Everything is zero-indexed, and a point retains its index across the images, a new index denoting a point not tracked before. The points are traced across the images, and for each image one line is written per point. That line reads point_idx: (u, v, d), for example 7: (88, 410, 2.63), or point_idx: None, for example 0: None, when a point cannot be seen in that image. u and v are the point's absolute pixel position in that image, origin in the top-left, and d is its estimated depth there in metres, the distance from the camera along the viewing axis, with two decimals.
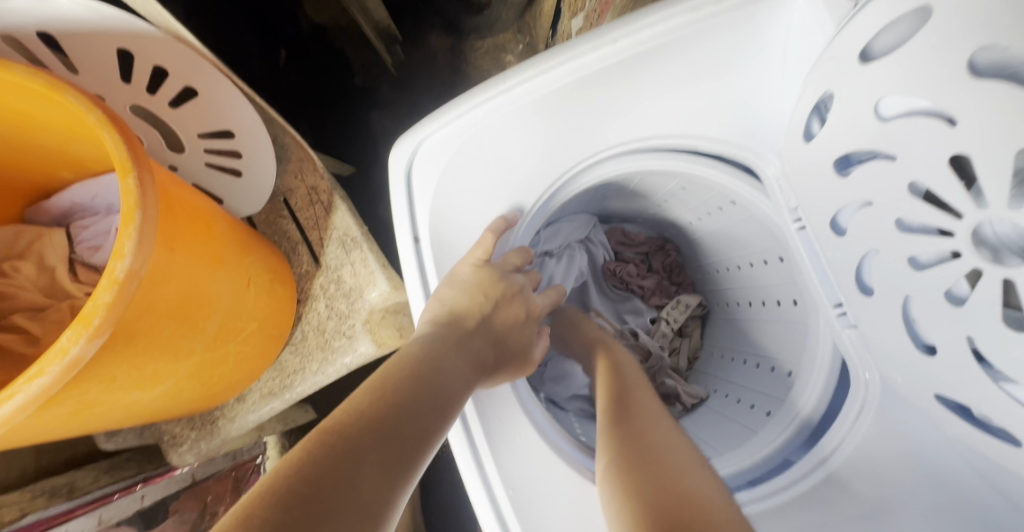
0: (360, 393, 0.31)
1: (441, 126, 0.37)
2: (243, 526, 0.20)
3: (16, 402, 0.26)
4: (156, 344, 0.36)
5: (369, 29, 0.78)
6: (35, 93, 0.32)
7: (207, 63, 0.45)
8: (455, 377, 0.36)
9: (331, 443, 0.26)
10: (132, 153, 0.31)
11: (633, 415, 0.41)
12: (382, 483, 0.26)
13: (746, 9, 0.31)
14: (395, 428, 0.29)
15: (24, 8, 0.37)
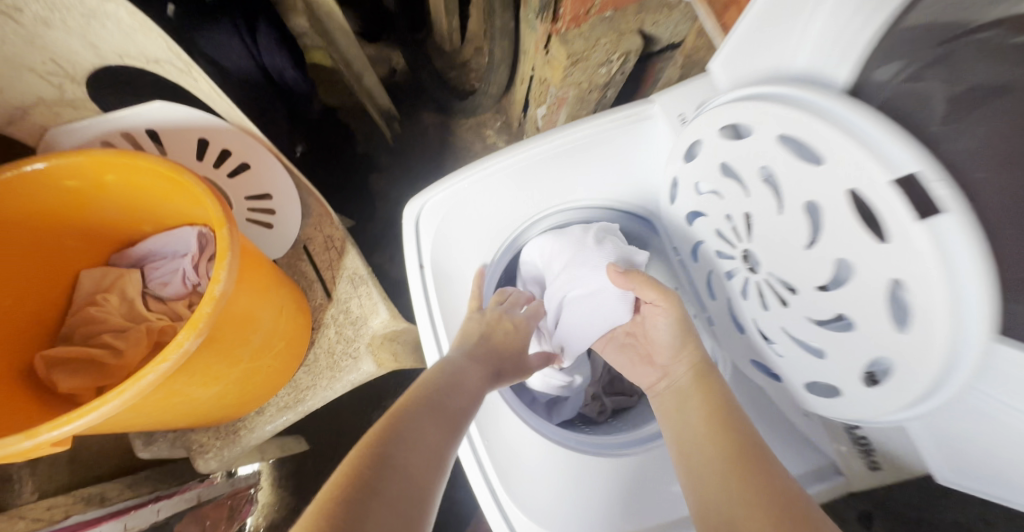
0: (415, 387, 0.45)
1: (441, 190, 0.52)
2: (362, 451, 0.35)
3: (149, 378, 0.39)
4: (223, 349, 0.49)
5: (372, 109, 0.96)
6: (159, 174, 0.48)
7: (259, 144, 0.61)
8: (475, 373, 0.48)
9: (394, 416, 0.40)
10: (225, 213, 0.46)
11: (713, 438, 0.42)
12: (441, 436, 0.40)
13: (633, 123, 0.49)
14: (440, 411, 0.43)
15: (144, 115, 0.55)
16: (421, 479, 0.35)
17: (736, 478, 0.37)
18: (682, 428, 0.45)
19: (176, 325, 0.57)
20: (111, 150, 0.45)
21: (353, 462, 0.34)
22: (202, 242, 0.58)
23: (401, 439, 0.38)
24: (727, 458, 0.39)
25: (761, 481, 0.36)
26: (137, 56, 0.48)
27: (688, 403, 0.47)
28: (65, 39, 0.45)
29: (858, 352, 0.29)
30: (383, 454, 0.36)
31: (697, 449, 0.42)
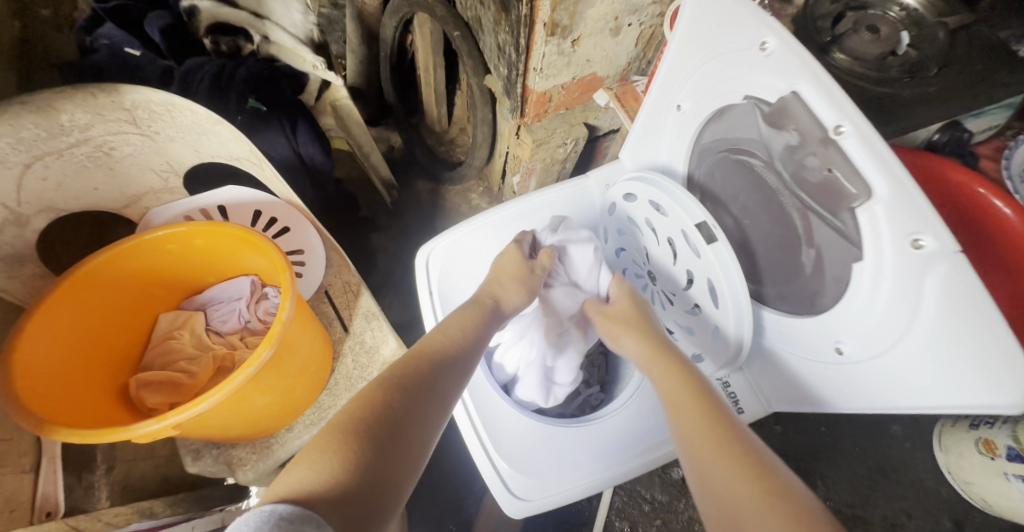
0: (410, 352, 0.49)
1: (444, 238, 0.67)
2: (363, 432, 0.38)
3: (242, 377, 0.56)
4: (280, 365, 0.64)
5: (376, 180, 1.17)
6: (236, 237, 0.66)
7: (298, 211, 0.78)
8: (467, 350, 0.51)
9: (390, 395, 0.42)
10: (286, 260, 0.63)
11: (689, 403, 0.44)
12: (433, 413, 0.44)
13: (581, 187, 0.67)
14: (437, 370, 0.47)
15: (217, 193, 0.74)
16: (413, 454, 0.40)
17: (719, 448, 0.39)
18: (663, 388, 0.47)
19: (233, 353, 0.71)
20: (204, 222, 0.64)
21: (360, 442, 0.37)
22: (254, 287, 0.74)
23: (393, 399, 0.42)
24: (708, 423, 0.42)
25: (740, 451, 0.38)
26: (225, 156, 0.68)
27: (656, 362, 0.50)
28: (180, 148, 0.65)
29: (708, 323, 0.49)
30: (375, 412, 0.40)
31: (679, 410, 0.44)
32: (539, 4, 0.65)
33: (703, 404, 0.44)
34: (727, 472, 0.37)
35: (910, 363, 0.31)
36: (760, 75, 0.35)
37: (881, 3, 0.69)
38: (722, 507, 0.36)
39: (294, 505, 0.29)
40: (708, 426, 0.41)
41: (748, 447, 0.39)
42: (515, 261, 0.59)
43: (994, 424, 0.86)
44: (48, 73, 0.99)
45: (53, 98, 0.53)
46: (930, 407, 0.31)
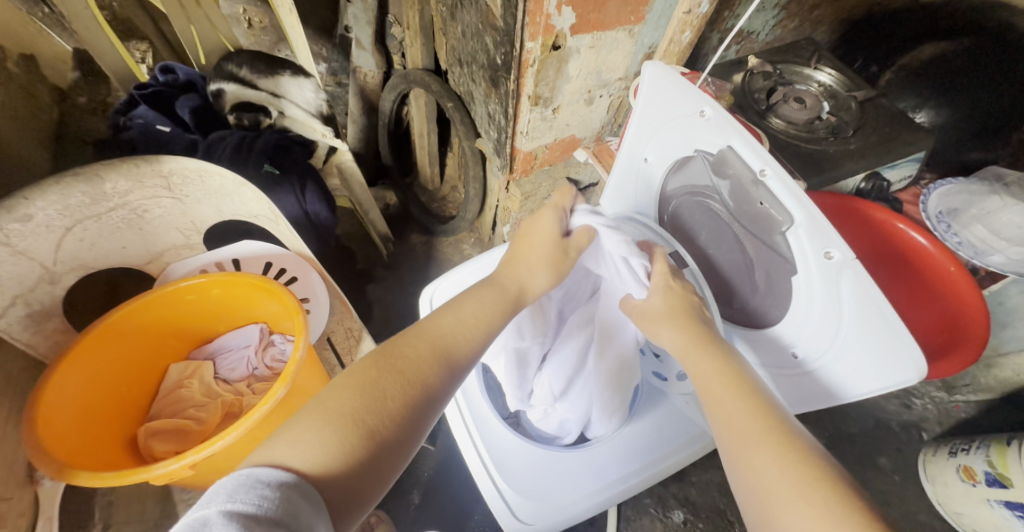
0: (413, 332, 0.45)
1: (447, 280, 0.73)
2: (351, 429, 0.35)
3: (252, 418, 0.57)
4: (284, 411, 0.66)
5: (375, 234, 1.25)
6: (252, 284, 0.70)
7: (304, 259, 0.81)
8: (472, 341, 0.46)
9: (385, 386, 0.39)
10: (299, 304, 0.68)
11: (731, 392, 0.42)
12: (425, 407, 0.41)
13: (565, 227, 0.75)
14: (438, 357, 0.43)
15: (232, 248, 0.79)
16: (397, 453, 0.37)
17: (767, 434, 0.37)
18: (699, 374, 0.44)
19: (241, 400, 0.73)
20: (222, 273, 0.69)
21: (344, 439, 0.35)
22: (263, 335, 0.77)
23: (387, 382, 0.39)
24: (753, 415, 0.39)
25: (786, 436, 0.37)
26: (244, 214, 0.75)
27: (696, 353, 0.46)
28: (205, 210, 0.72)
29: None
30: (363, 395, 0.38)
31: (718, 399, 0.42)
32: (524, 81, 0.76)
33: (745, 396, 0.41)
34: (769, 463, 0.36)
35: (843, 355, 0.40)
36: (705, 135, 0.44)
37: (804, 81, 0.86)
38: (762, 498, 0.35)
39: (278, 473, 0.30)
40: (755, 417, 0.39)
41: (798, 442, 0.37)
42: (550, 241, 0.53)
43: (970, 450, 0.94)
44: (82, 146, 1.08)
45: (102, 168, 0.61)
46: (866, 387, 0.40)
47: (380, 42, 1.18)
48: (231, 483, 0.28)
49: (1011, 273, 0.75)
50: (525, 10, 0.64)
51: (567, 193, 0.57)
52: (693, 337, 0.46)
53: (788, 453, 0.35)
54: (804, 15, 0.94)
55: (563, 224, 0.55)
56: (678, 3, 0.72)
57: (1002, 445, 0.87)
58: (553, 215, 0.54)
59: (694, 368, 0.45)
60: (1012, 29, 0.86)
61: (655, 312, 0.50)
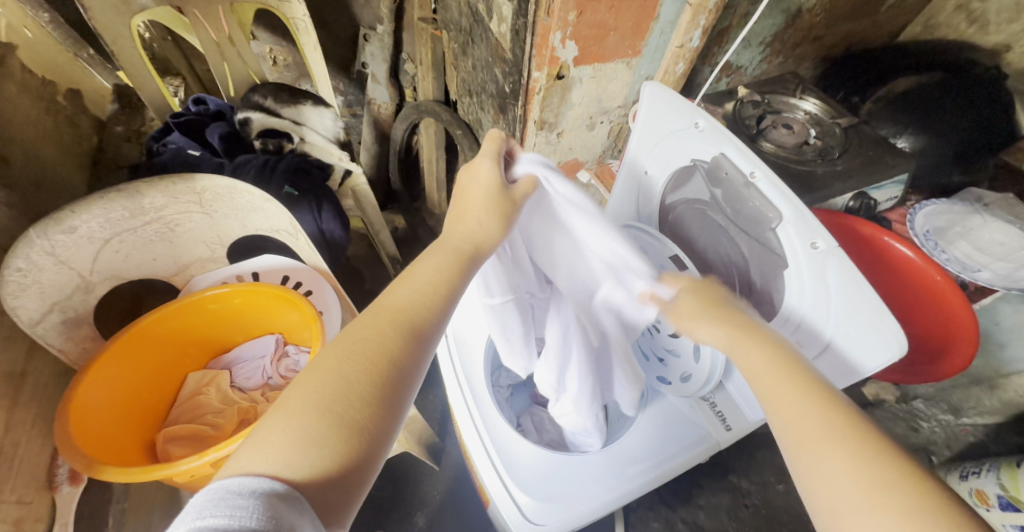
0: (372, 310, 0.42)
1: None
2: (317, 426, 0.33)
3: None
4: None
5: (385, 255, 1.28)
6: (272, 292, 0.73)
7: (317, 272, 0.82)
8: (434, 310, 0.43)
9: (348, 377, 0.36)
10: (316, 310, 0.70)
11: (791, 387, 0.38)
12: (398, 386, 0.38)
13: None
14: (404, 332, 0.41)
15: (252, 262, 0.82)
16: (376, 440, 0.36)
17: (834, 432, 0.34)
18: (756, 369, 0.41)
19: (256, 406, 0.74)
20: (244, 283, 0.73)
21: (314, 438, 0.33)
22: (280, 345, 0.80)
23: (349, 369, 0.37)
24: (815, 410, 0.36)
25: (857, 429, 0.34)
26: (266, 229, 0.78)
27: (746, 344, 0.43)
28: (232, 225, 0.77)
29: (688, 342, 0.61)
30: (334, 386, 0.36)
31: (776, 394, 0.38)
32: (530, 107, 0.83)
33: (810, 389, 0.37)
34: (837, 464, 0.33)
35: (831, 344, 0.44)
36: (700, 145, 0.49)
37: (791, 109, 0.93)
38: (829, 505, 0.32)
39: (253, 481, 0.29)
40: (822, 411, 0.36)
41: (869, 434, 0.34)
42: (493, 190, 0.50)
43: (981, 474, 0.94)
44: (116, 170, 1.14)
45: (143, 185, 0.66)
46: (858, 374, 0.44)
47: (394, 76, 1.27)
48: (201, 502, 0.27)
49: (999, 287, 0.79)
50: (533, 43, 0.71)
51: (498, 140, 0.53)
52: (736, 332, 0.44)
53: (861, 452, 0.33)
54: (789, 52, 1.02)
55: (503, 172, 0.52)
56: (671, 39, 0.80)
57: (1012, 467, 0.87)
58: (491, 164, 0.51)
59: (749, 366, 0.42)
60: (977, 65, 1.01)
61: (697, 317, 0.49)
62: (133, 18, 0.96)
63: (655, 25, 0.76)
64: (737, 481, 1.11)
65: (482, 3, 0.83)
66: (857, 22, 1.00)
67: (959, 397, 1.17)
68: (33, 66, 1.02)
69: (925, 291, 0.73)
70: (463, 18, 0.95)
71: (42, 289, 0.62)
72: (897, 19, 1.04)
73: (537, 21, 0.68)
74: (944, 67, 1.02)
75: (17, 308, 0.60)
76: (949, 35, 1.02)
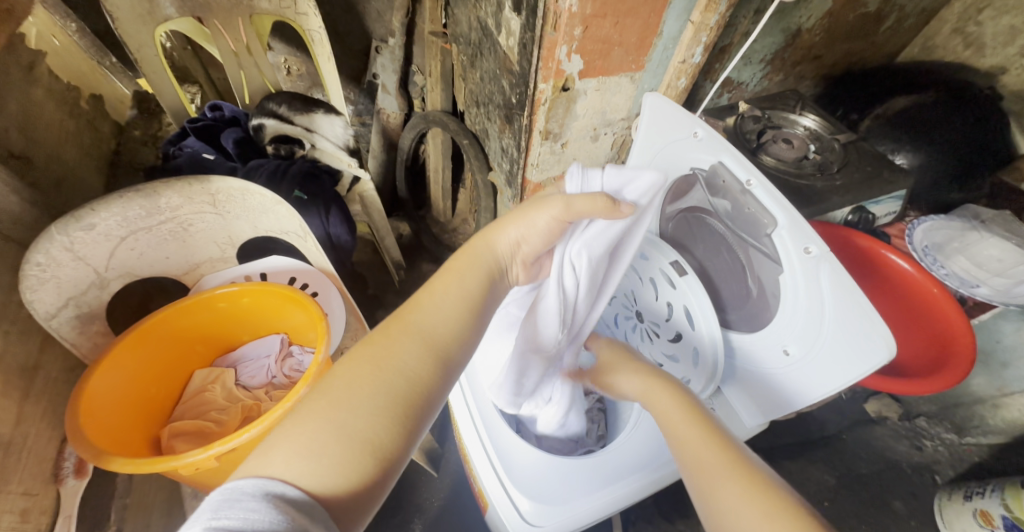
0: (403, 328, 0.40)
1: None
2: (341, 440, 0.32)
3: (268, 419, 0.57)
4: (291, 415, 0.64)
5: (388, 259, 1.29)
6: (282, 292, 0.74)
7: (322, 273, 0.83)
8: (461, 339, 0.42)
9: (377, 394, 0.35)
10: (322, 311, 0.70)
11: (701, 436, 0.47)
12: (422, 408, 0.37)
13: None
14: (435, 356, 0.40)
15: (260, 263, 0.84)
16: (395, 461, 0.34)
17: (728, 478, 0.41)
18: (672, 429, 0.50)
19: (260, 405, 0.75)
20: (253, 283, 0.74)
21: (337, 454, 0.32)
22: (285, 345, 0.81)
23: (377, 388, 0.36)
24: (712, 459, 0.44)
25: (739, 481, 0.41)
26: (276, 230, 0.79)
27: (659, 398, 0.55)
28: (242, 226, 0.79)
29: (688, 346, 0.61)
30: (359, 404, 0.34)
31: (689, 442, 0.47)
32: (536, 117, 0.85)
33: (715, 441, 0.46)
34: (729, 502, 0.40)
35: (824, 351, 0.45)
36: (698, 153, 0.52)
37: (791, 125, 0.94)
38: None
39: (265, 483, 0.29)
40: (721, 458, 0.44)
41: (763, 479, 0.40)
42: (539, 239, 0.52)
43: (985, 494, 0.93)
44: (133, 173, 1.17)
45: (159, 185, 0.68)
46: (791, 406, 0.52)
47: (403, 87, 1.30)
48: (217, 502, 0.27)
49: (997, 302, 0.79)
50: (539, 56, 0.74)
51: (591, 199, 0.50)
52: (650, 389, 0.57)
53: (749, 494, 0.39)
54: (789, 70, 1.04)
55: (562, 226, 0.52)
56: (673, 55, 0.82)
57: (1017, 488, 0.87)
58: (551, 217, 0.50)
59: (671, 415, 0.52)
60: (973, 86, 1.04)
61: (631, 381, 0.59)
62: (158, 28, 0.99)
63: (658, 41, 0.78)
64: None
65: (492, 18, 0.86)
66: (855, 43, 1.03)
67: (963, 416, 1.16)
68: (60, 72, 1.07)
69: (918, 300, 0.76)
70: (472, 32, 0.98)
71: (59, 284, 0.64)
72: (895, 41, 1.07)
73: (544, 35, 0.71)
74: (945, 89, 1.04)
75: (35, 301, 0.62)
76: (947, 57, 1.06)
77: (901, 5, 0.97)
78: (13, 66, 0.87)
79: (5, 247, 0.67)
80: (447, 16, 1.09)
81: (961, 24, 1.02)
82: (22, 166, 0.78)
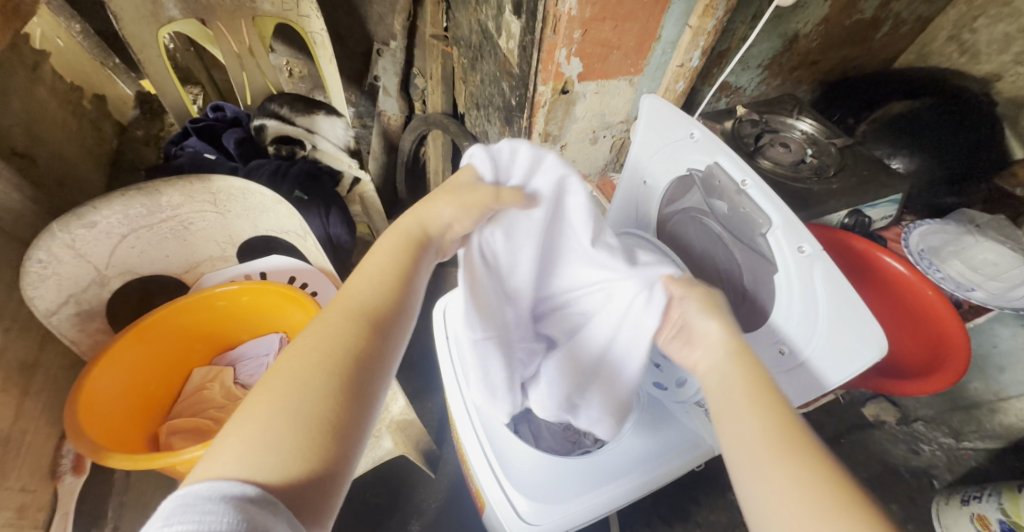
0: (333, 307, 0.40)
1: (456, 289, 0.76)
2: (291, 425, 0.32)
3: None
4: None
5: None
6: (282, 291, 0.74)
7: (321, 272, 0.83)
8: (394, 307, 0.42)
9: (318, 374, 0.35)
10: (322, 310, 0.70)
11: (751, 400, 0.39)
12: (370, 379, 0.37)
13: None
14: (369, 327, 0.39)
15: (260, 262, 0.84)
16: (353, 435, 0.35)
17: (779, 452, 0.34)
18: (717, 394, 0.42)
19: None
20: (253, 282, 0.75)
21: (288, 438, 0.31)
22: (284, 344, 0.81)
23: (317, 367, 0.35)
24: (765, 430, 0.36)
25: (798, 464, 0.33)
26: (276, 230, 0.80)
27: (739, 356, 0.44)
28: (242, 225, 0.79)
29: None
30: (302, 387, 0.34)
31: (730, 406, 0.40)
32: (536, 119, 0.86)
33: (771, 407, 0.38)
34: (782, 489, 0.33)
35: (818, 350, 0.47)
36: (695, 154, 0.53)
37: (788, 129, 0.95)
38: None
39: (225, 485, 0.27)
40: (776, 434, 0.36)
41: (827, 460, 0.33)
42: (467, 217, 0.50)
43: (981, 499, 0.93)
44: (135, 172, 1.17)
45: (161, 184, 0.68)
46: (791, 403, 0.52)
47: (404, 89, 1.31)
48: (171, 511, 0.26)
49: (992, 306, 0.80)
50: (539, 58, 0.75)
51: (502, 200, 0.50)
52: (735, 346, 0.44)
53: (815, 479, 0.32)
54: (787, 75, 1.05)
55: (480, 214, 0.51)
56: (672, 59, 0.83)
57: (1013, 492, 0.87)
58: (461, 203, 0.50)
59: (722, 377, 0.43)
60: (969, 92, 1.05)
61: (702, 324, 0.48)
62: (161, 29, 1.00)
63: (657, 45, 0.79)
64: (735, 499, 1.10)
65: (492, 21, 0.87)
66: (852, 48, 1.04)
67: (960, 420, 1.16)
68: (63, 72, 1.07)
69: (915, 302, 0.76)
70: (473, 35, 0.99)
71: (60, 281, 0.64)
72: (891, 47, 1.09)
73: (544, 38, 0.71)
74: (936, 92, 1.07)
75: (36, 298, 0.62)
76: (944, 64, 1.07)
77: (897, 12, 0.98)
78: (17, 65, 0.88)
79: (7, 244, 0.67)
80: (448, 19, 1.10)
81: (957, 31, 1.03)
82: (25, 164, 0.78)
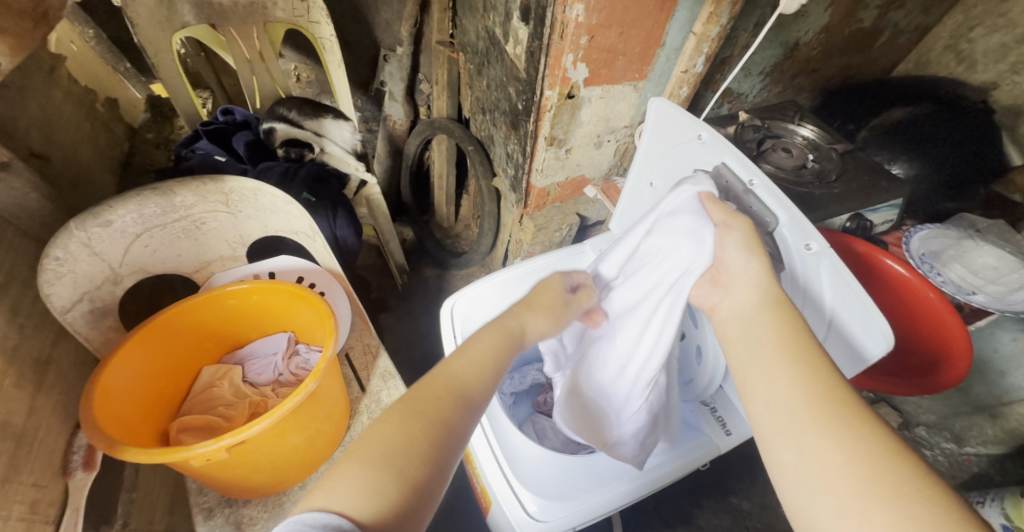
0: (431, 373, 0.43)
1: (465, 293, 0.78)
2: (378, 475, 0.33)
3: (272, 416, 0.57)
4: (298, 414, 0.63)
5: (392, 263, 1.31)
6: (292, 291, 0.75)
7: (328, 273, 0.85)
8: (482, 378, 0.45)
9: (408, 430, 0.37)
10: (330, 308, 0.70)
11: (786, 361, 0.39)
12: (450, 445, 0.38)
13: (568, 252, 0.84)
14: (455, 395, 0.41)
15: (269, 263, 0.85)
16: (428, 492, 0.35)
17: (826, 418, 0.35)
18: (749, 365, 0.42)
19: (266, 401, 0.75)
20: (263, 281, 0.75)
21: (375, 488, 0.32)
22: (291, 344, 0.82)
23: (410, 425, 0.37)
24: (810, 395, 0.36)
25: (852, 436, 0.33)
26: (286, 230, 0.81)
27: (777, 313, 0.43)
28: (252, 225, 0.80)
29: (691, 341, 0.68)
30: (393, 441, 0.36)
31: (763, 372, 0.40)
32: (541, 123, 0.87)
33: (812, 371, 0.38)
34: (821, 454, 0.33)
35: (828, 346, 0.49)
36: (702, 155, 0.55)
37: (790, 134, 0.97)
38: (806, 498, 0.33)
39: (323, 516, 0.29)
40: (817, 397, 0.36)
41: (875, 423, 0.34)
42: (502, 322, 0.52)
43: (985, 504, 0.93)
44: (144, 174, 1.19)
45: (175, 184, 0.70)
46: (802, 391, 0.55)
47: (410, 95, 1.33)
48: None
49: (993, 309, 0.80)
50: (546, 64, 0.77)
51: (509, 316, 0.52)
52: (768, 300, 0.44)
53: (862, 443, 0.32)
54: (787, 82, 1.07)
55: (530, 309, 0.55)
56: (676, 65, 0.85)
57: (1017, 497, 0.87)
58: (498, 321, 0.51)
59: (758, 340, 0.42)
60: (966, 100, 1.06)
61: (733, 268, 0.48)
62: (175, 35, 1.02)
63: (661, 51, 0.81)
64: (738, 503, 1.10)
65: (499, 28, 0.89)
66: (852, 57, 1.06)
67: (963, 426, 1.16)
68: (78, 76, 1.09)
69: (916, 304, 0.77)
70: (480, 41, 1.01)
71: (75, 278, 0.65)
72: (889, 56, 1.11)
73: (551, 44, 0.73)
74: (936, 100, 1.08)
75: (52, 295, 0.63)
76: (940, 73, 1.09)
77: (895, 22, 1.01)
78: (34, 68, 0.89)
79: (23, 242, 0.68)
80: (455, 26, 1.13)
81: (954, 41, 1.06)
82: (41, 165, 0.80)
